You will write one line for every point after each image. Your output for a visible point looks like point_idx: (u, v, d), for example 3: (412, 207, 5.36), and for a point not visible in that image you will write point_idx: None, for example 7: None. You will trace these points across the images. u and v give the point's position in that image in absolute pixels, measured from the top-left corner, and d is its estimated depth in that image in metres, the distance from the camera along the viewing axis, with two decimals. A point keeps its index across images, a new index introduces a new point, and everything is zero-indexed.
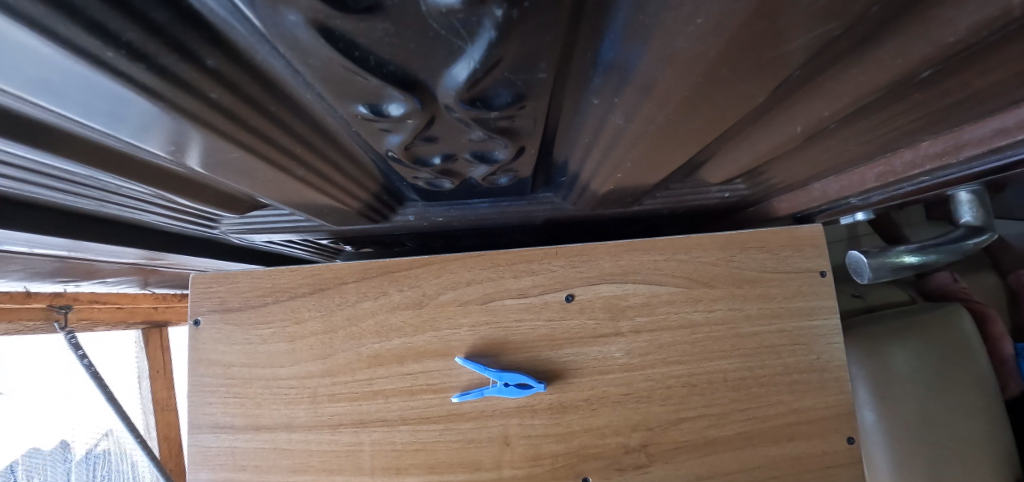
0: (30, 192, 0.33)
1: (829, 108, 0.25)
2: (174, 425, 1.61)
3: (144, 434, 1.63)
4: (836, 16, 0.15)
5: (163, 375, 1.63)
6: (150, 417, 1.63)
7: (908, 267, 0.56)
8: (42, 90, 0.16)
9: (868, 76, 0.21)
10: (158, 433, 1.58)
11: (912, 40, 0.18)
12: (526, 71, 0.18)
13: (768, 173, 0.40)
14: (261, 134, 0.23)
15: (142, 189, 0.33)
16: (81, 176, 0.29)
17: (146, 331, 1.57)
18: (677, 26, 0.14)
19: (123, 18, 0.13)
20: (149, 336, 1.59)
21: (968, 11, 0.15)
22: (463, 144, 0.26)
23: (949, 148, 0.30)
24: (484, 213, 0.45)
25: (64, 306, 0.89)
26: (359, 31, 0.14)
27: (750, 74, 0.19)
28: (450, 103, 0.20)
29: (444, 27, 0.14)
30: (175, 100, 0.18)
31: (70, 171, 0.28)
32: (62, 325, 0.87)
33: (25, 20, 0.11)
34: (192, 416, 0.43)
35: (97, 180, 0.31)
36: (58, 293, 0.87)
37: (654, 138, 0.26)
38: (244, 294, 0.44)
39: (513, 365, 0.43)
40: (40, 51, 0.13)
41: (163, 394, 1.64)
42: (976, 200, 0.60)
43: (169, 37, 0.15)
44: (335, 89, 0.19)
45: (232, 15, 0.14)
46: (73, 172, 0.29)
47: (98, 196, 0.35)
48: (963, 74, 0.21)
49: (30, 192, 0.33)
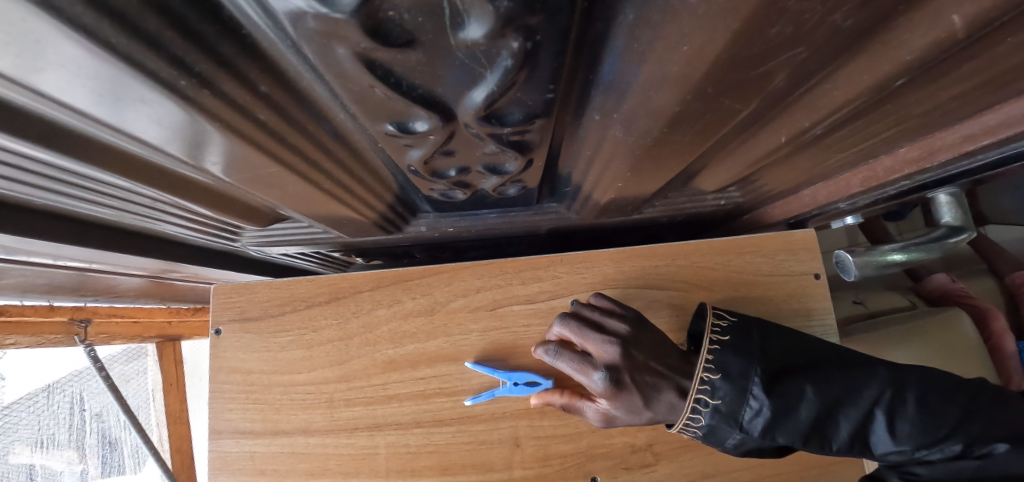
0: (62, 203, 0.35)
1: (810, 119, 0.27)
2: (187, 438, 1.61)
3: (159, 447, 1.64)
4: (800, 43, 0.17)
5: (176, 389, 1.62)
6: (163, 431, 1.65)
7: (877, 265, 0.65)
8: (115, 114, 0.19)
9: (839, 92, 0.24)
10: (172, 446, 1.58)
11: (874, 59, 0.20)
12: (536, 93, 0.20)
13: (759, 181, 0.42)
14: (297, 152, 0.26)
15: (166, 198, 0.35)
16: (112, 184, 0.31)
17: (160, 344, 1.57)
18: (666, 52, 0.17)
19: (199, 51, 0.15)
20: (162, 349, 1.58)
21: (919, 33, 0.18)
22: (477, 157, 0.28)
23: (924, 154, 0.32)
24: (492, 223, 0.47)
25: (85, 320, 0.90)
26: (396, 61, 0.17)
27: (734, 91, 0.21)
28: (469, 120, 0.22)
29: (469, 57, 0.17)
30: (231, 121, 0.20)
31: (107, 180, 0.30)
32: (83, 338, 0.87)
33: (121, 55, 0.14)
34: (212, 422, 0.44)
35: (128, 188, 0.33)
36: (80, 307, 0.88)
37: (651, 150, 0.28)
38: (264, 303, 0.46)
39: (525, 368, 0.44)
40: (127, 82, 0.15)
41: (178, 406, 1.62)
42: (957, 203, 0.62)
43: (232, 68, 0.17)
44: (368, 111, 0.21)
45: (289, 48, 0.17)
46: (108, 181, 0.31)
47: (121, 206, 0.37)
48: (927, 86, 0.24)
49: (61, 203, 0.35)
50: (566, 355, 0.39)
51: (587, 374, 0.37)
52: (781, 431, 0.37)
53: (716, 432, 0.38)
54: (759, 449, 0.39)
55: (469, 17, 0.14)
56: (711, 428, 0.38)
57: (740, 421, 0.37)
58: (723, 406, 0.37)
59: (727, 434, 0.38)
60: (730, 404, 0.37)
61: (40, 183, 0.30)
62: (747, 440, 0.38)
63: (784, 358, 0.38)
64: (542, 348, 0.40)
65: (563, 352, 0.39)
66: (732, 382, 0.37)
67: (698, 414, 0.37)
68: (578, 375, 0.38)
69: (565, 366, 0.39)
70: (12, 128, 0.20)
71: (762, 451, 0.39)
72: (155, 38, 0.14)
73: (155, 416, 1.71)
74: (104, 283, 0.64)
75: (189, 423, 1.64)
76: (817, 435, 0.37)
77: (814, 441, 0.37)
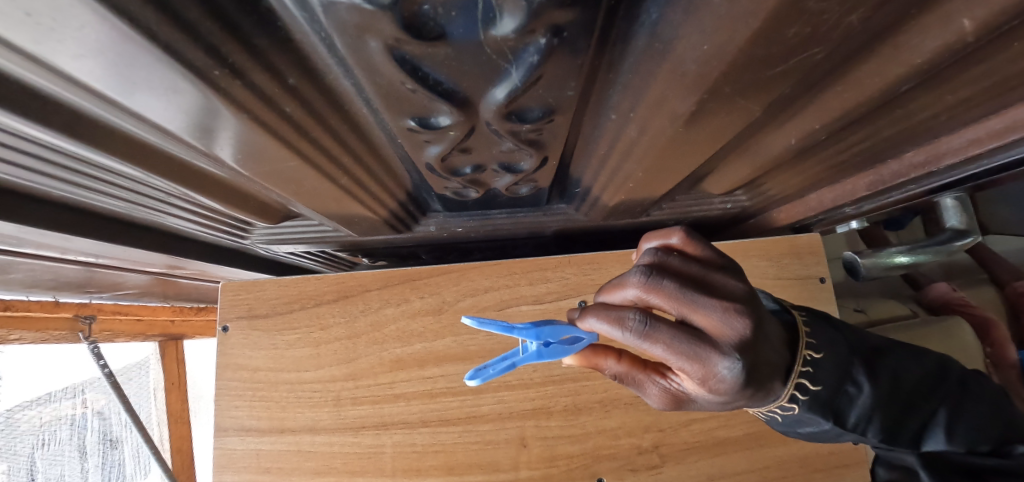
0: (75, 195, 0.35)
1: (820, 122, 0.28)
2: (186, 438, 1.59)
3: (159, 447, 1.64)
4: (816, 44, 0.18)
5: (176, 388, 1.61)
6: (163, 431, 1.64)
7: (879, 264, 0.70)
8: (145, 103, 0.19)
9: (851, 94, 0.24)
10: (171, 446, 1.57)
11: (887, 61, 0.21)
12: (557, 90, 0.21)
13: (766, 185, 0.43)
14: (317, 146, 0.26)
15: (178, 191, 0.35)
16: (128, 175, 0.32)
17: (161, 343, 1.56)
18: (688, 51, 0.17)
19: (234, 42, 0.16)
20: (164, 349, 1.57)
21: (930, 36, 0.18)
22: (493, 155, 0.29)
23: (930, 158, 0.33)
24: (501, 224, 0.48)
25: (89, 317, 0.90)
26: (425, 55, 0.17)
27: (748, 92, 0.22)
28: (490, 116, 0.23)
29: (496, 53, 0.17)
30: (258, 113, 0.21)
31: (124, 170, 0.31)
32: (90, 336, 0.87)
33: (161, 43, 0.14)
34: (218, 419, 0.44)
35: (143, 180, 0.33)
36: (85, 304, 0.88)
37: (663, 151, 0.29)
38: (272, 301, 0.46)
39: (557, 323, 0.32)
40: (164, 70, 0.16)
41: (178, 406, 1.61)
42: (963, 207, 0.64)
43: (264, 59, 0.18)
44: (391, 106, 0.22)
45: (321, 41, 0.17)
46: (124, 172, 0.31)
47: (134, 199, 0.37)
48: (936, 89, 0.24)
49: (75, 194, 0.35)
50: (665, 332, 0.24)
51: (694, 364, 0.24)
52: (867, 420, 0.35)
53: (800, 422, 0.34)
54: (828, 439, 0.37)
55: (502, 11, 0.14)
56: (799, 417, 0.34)
57: (833, 409, 0.34)
58: (823, 391, 0.33)
59: (810, 424, 0.35)
60: (828, 391, 0.34)
61: (57, 173, 0.30)
62: (829, 430, 0.35)
63: (862, 343, 0.37)
64: (617, 320, 0.25)
65: (659, 325, 0.24)
66: (830, 365, 0.34)
67: (793, 404, 0.33)
68: (674, 361, 0.24)
69: (656, 350, 0.24)
70: (40, 116, 0.21)
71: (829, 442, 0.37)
72: (194, 28, 0.14)
73: (155, 417, 1.69)
74: (110, 279, 0.64)
75: (189, 423, 1.63)
76: (891, 426, 0.36)
77: (887, 434, 0.36)
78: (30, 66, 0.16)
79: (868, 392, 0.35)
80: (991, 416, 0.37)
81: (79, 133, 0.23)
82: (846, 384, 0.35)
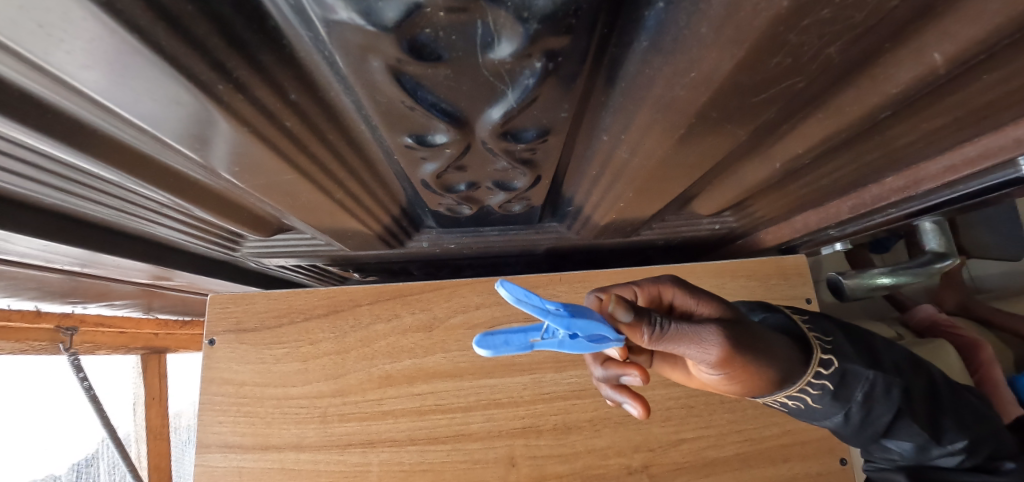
0: (65, 202, 0.35)
1: (802, 147, 0.29)
2: (165, 456, 1.53)
3: (136, 465, 1.57)
4: (795, 73, 0.19)
5: (157, 403, 1.54)
6: (140, 448, 1.57)
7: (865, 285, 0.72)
8: (147, 114, 0.19)
9: (831, 122, 0.25)
10: (149, 464, 1.50)
11: (864, 90, 0.22)
12: (551, 111, 0.22)
13: (753, 206, 0.44)
14: (315, 160, 0.27)
15: (172, 202, 0.36)
16: (121, 183, 0.32)
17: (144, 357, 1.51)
18: (675, 77, 0.18)
19: (240, 58, 0.16)
20: (149, 362, 1.52)
21: (903, 68, 0.20)
22: (488, 172, 0.29)
23: (909, 183, 0.34)
24: (494, 241, 0.48)
25: (71, 328, 0.88)
26: (424, 75, 0.18)
27: (734, 117, 0.23)
28: (485, 134, 0.24)
29: (494, 75, 0.18)
30: (260, 127, 0.21)
31: (117, 179, 0.31)
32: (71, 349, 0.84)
33: (168, 56, 0.15)
34: (199, 435, 0.43)
35: (136, 189, 0.33)
36: (67, 315, 0.86)
37: (652, 173, 0.30)
38: (261, 314, 0.45)
39: (579, 305, 0.27)
40: (170, 82, 0.16)
41: (158, 421, 1.54)
42: (939, 230, 0.65)
43: (268, 75, 0.18)
44: (390, 123, 0.22)
45: (324, 58, 0.18)
46: (118, 180, 0.31)
47: (125, 208, 0.37)
48: (911, 116, 0.26)
49: (64, 201, 0.35)
50: None
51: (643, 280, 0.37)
52: (889, 388, 0.38)
53: (847, 382, 0.37)
54: (876, 412, 0.38)
55: (500, 36, 0.15)
56: (842, 374, 0.37)
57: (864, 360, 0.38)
58: (844, 345, 0.38)
59: (855, 383, 0.37)
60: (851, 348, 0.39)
61: (49, 180, 0.30)
62: (874, 385, 0.38)
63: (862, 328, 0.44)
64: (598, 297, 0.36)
65: None
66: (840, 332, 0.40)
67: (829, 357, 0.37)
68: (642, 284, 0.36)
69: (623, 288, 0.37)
70: (40, 125, 0.21)
71: (877, 416, 0.38)
72: (202, 43, 0.15)
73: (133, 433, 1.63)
74: (95, 289, 0.63)
75: (167, 440, 1.56)
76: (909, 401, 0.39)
77: (912, 407, 0.40)
78: (35, 75, 0.17)
79: (884, 355, 0.41)
80: (984, 421, 0.43)
81: (76, 141, 0.24)
82: (871, 347, 0.40)
